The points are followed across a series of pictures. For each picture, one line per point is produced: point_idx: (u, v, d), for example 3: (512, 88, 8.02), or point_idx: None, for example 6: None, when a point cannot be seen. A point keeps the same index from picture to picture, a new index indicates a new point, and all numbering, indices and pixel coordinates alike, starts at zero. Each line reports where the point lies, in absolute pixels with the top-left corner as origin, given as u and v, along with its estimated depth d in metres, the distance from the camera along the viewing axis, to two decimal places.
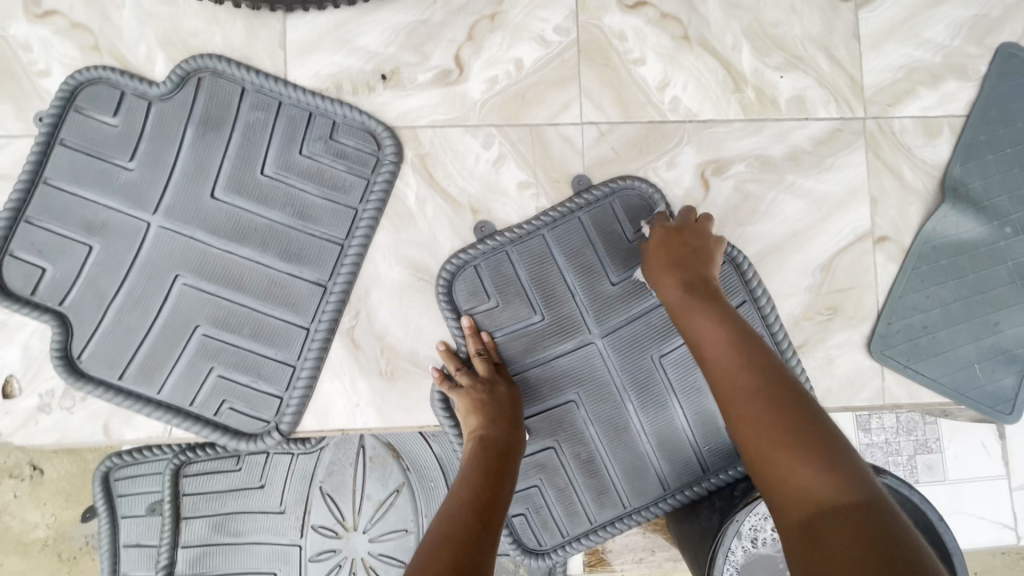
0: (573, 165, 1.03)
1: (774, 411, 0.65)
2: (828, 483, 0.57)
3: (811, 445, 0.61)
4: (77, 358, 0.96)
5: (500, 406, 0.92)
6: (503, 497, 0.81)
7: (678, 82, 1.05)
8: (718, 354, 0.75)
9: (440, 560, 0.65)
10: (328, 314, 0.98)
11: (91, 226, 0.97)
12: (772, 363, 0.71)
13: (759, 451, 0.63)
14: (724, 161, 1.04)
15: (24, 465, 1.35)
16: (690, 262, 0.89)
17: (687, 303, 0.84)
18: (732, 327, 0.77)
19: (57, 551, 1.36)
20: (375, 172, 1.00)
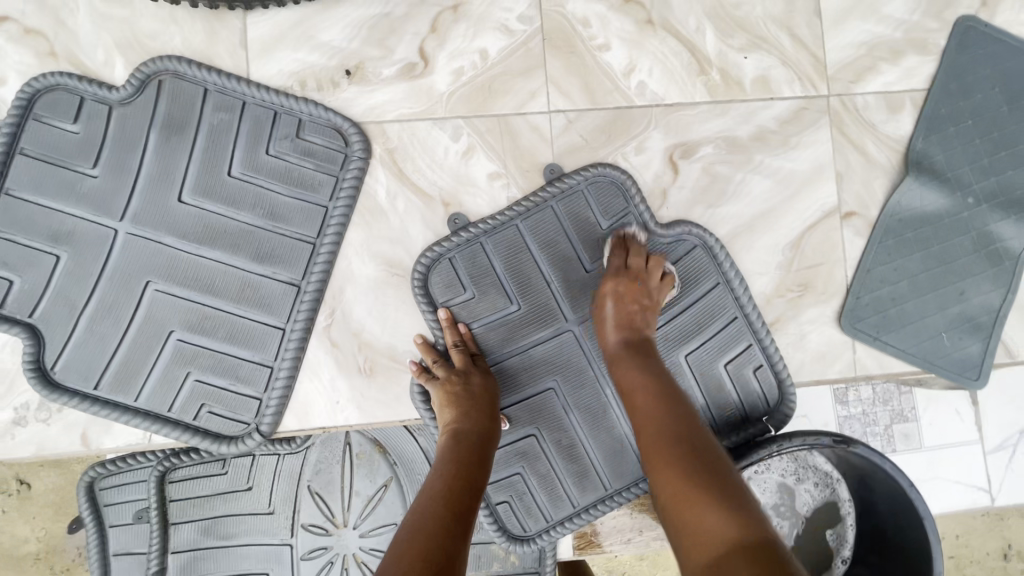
0: (543, 154, 1.03)
1: (687, 465, 0.73)
2: (724, 520, 0.66)
3: (711, 491, 0.69)
4: (50, 369, 0.95)
5: (474, 397, 0.93)
6: (476, 487, 0.83)
7: (643, 67, 1.05)
8: (644, 411, 0.83)
9: (411, 556, 0.69)
10: (303, 313, 0.98)
11: (57, 235, 0.96)
12: (688, 420, 0.80)
13: (672, 499, 0.71)
14: (692, 143, 1.05)
15: (11, 480, 1.35)
16: (633, 312, 0.94)
17: (623, 359, 0.91)
18: (659, 382, 0.86)
19: (50, 564, 1.36)
20: (343, 169, 1.00)
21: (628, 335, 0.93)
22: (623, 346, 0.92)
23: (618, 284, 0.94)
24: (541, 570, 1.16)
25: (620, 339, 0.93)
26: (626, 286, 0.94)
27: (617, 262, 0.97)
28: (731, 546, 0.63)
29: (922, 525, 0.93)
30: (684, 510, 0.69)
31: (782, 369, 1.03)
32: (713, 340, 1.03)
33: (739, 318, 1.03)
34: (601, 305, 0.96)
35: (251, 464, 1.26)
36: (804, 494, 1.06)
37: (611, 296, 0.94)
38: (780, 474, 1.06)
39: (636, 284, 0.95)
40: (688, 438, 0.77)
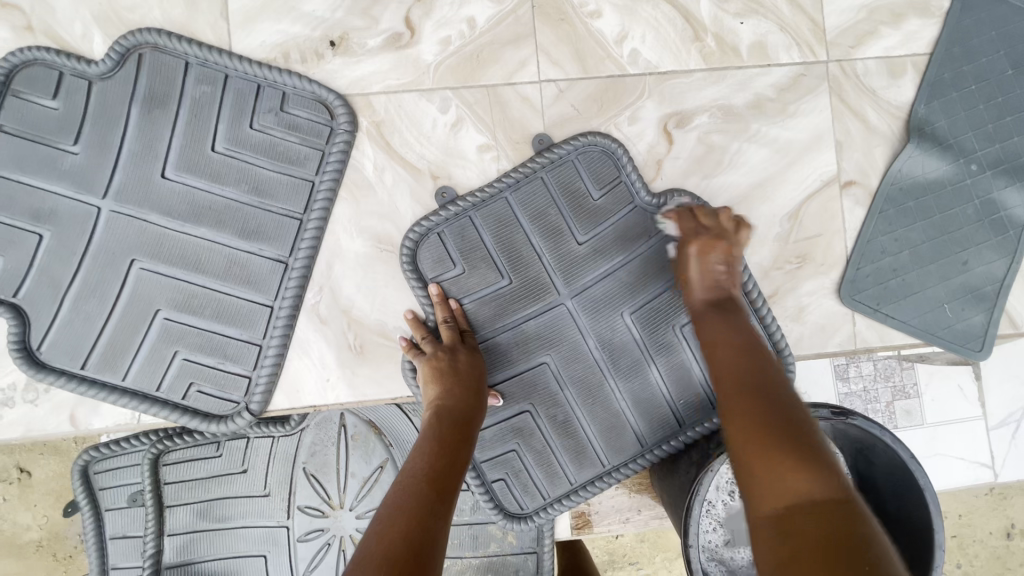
0: (533, 125, 1.01)
1: (765, 414, 0.72)
2: (809, 476, 0.64)
3: (792, 444, 0.68)
4: (36, 349, 0.94)
5: (461, 374, 0.91)
6: (460, 464, 0.82)
7: (636, 34, 1.02)
8: (723, 360, 0.82)
9: (394, 534, 0.69)
10: (291, 290, 0.96)
11: (39, 213, 0.94)
12: (772, 376, 0.78)
13: (746, 446, 0.70)
14: (687, 113, 1.02)
15: (11, 468, 1.35)
16: (718, 271, 0.92)
17: (707, 314, 0.89)
18: (747, 340, 0.83)
19: (52, 551, 1.37)
20: (329, 142, 0.98)
21: (710, 291, 0.91)
22: (705, 302, 0.90)
23: (696, 243, 0.93)
24: (539, 550, 1.17)
25: (707, 297, 0.91)
26: (706, 244, 0.92)
27: (686, 224, 0.95)
28: (806, 500, 0.62)
29: (922, 498, 0.92)
30: (756, 456, 0.68)
31: (780, 340, 1.01)
32: None
33: None
34: (682, 263, 0.94)
35: (245, 447, 1.26)
36: None
37: (684, 256, 0.94)
38: None
39: (713, 244, 0.92)
40: (770, 390, 0.75)
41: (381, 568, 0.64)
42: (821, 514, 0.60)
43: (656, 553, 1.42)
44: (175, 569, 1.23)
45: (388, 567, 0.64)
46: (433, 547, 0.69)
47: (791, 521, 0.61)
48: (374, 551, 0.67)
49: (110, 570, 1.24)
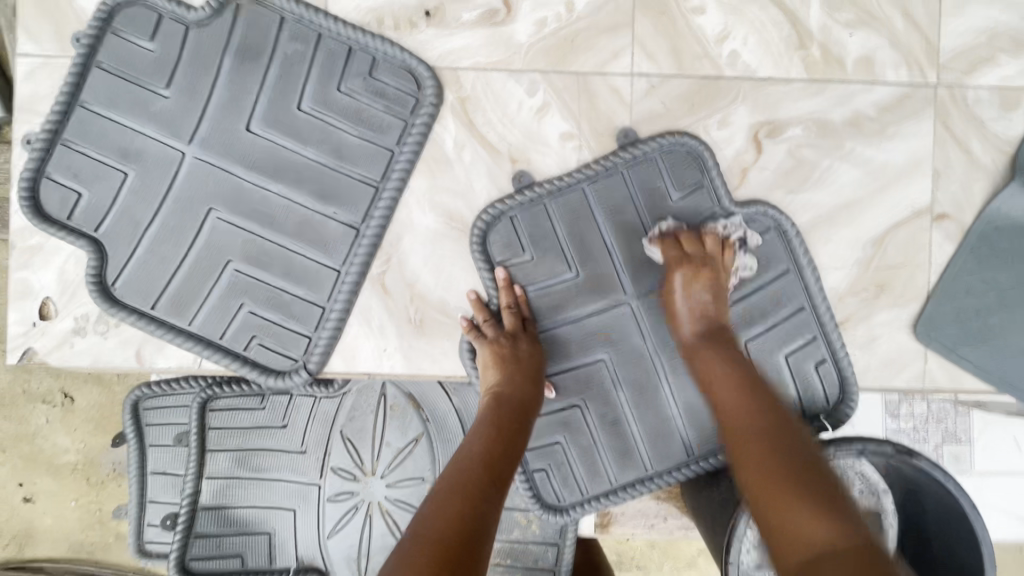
0: (620, 118, 0.98)
1: (782, 459, 0.73)
2: (828, 526, 0.64)
3: (810, 492, 0.68)
4: (111, 285, 0.96)
5: (521, 362, 0.91)
6: (515, 452, 0.83)
7: (738, 36, 0.98)
8: (729, 396, 0.82)
9: (447, 515, 0.72)
10: (360, 257, 0.96)
11: (126, 152, 0.96)
12: (782, 417, 0.79)
13: (762, 489, 0.70)
14: (780, 123, 0.98)
15: (55, 392, 1.43)
16: (707, 301, 0.92)
17: (701, 345, 0.89)
18: (745, 374, 0.84)
19: (86, 475, 1.45)
20: (413, 114, 0.97)
21: (704, 325, 0.91)
22: (699, 336, 0.90)
23: (683, 271, 0.92)
24: (561, 543, 1.19)
25: (696, 328, 0.91)
26: (692, 273, 0.92)
27: (671, 254, 0.94)
28: (826, 546, 0.62)
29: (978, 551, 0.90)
30: (772, 499, 0.69)
31: (845, 367, 0.99)
32: (778, 328, 0.99)
33: (806, 308, 0.99)
34: (671, 294, 0.93)
35: (287, 403, 1.29)
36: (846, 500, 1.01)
37: (675, 287, 0.93)
38: None
39: (698, 274, 0.92)
40: (784, 433, 0.76)
41: (436, 549, 0.67)
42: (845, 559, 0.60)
43: (665, 560, 1.43)
44: (209, 511, 1.27)
45: (441, 548, 0.68)
46: (484, 531, 0.72)
47: (814, 566, 0.61)
48: (429, 529, 0.70)
49: (149, 502, 1.31)
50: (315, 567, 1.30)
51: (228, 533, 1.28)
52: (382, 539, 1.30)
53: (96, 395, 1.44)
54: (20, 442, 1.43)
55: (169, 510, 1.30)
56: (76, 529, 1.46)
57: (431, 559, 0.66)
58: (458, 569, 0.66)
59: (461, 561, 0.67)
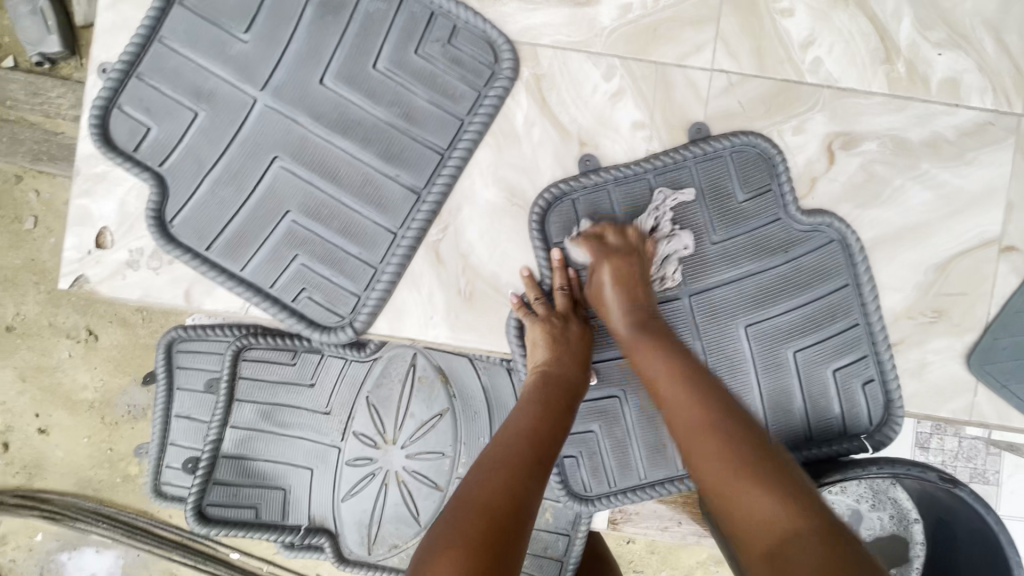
0: (694, 112, 0.97)
1: (734, 453, 0.69)
2: (783, 509, 0.63)
3: (759, 475, 0.67)
4: (169, 222, 0.97)
5: (569, 343, 0.92)
6: (560, 430, 0.83)
7: (824, 43, 0.97)
8: (677, 394, 0.78)
9: (495, 486, 0.70)
10: (418, 221, 0.96)
11: (198, 92, 0.96)
12: (730, 403, 0.75)
13: (715, 482, 0.68)
14: (856, 135, 0.97)
15: (80, 328, 1.45)
16: (631, 292, 0.91)
17: (638, 339, 0.87)
18: (687, 361, 0.82)
19: (102, 414, 1.46)
20: (487, 85, 0.96)
21: (633, 318, 0.90)
22: (633, 329, 0.89)
23: (609, 266, 0.91)
24: (572, 534, 1.19)
25: (630, 320, 0.89)
26: (618, 267, 0.91)
27: (596, 252, 0.93)
28: (785, 530, 0.61)
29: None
30: (732, 505, 0.66)
31: (892, 390, 0.98)
32: (829, 342, 0.97)
33: (860, 325, 0.97)
34: (597, 290, 0.92)
35: (318, 363, 1.29)
36: (874, 521, 1.00)
37: (602, 286, 0.91)
38: (852, 499, 1.00)
39: (625, 269, 0.91)
40: (734, 424, 0.72)
41: (482, 516, 0.66)
42: (811, 545, 0.58)
43: (662, 567, 1.43)
44: (230, 460, 1.28)
45: (487, 517, 0.66)
46: (529, 511, 0.70)
47: (780, 554, 0.59)
48: (476, 499, 0.69)
49: (170, 444, 1.32)
50: (325, 528, 1.31)
51: (246, 483, 1.28)
52: (395, 509, 1.30)
53: (119, 336, 1.45)
54: (41, 373, 1.45)
55: (190, 454, 1.31)
56: (86, 465, 1.47)
57: (479, 532, 0.64)
58: (503, 541, 0.64)
59: (506, 534, 0.65)
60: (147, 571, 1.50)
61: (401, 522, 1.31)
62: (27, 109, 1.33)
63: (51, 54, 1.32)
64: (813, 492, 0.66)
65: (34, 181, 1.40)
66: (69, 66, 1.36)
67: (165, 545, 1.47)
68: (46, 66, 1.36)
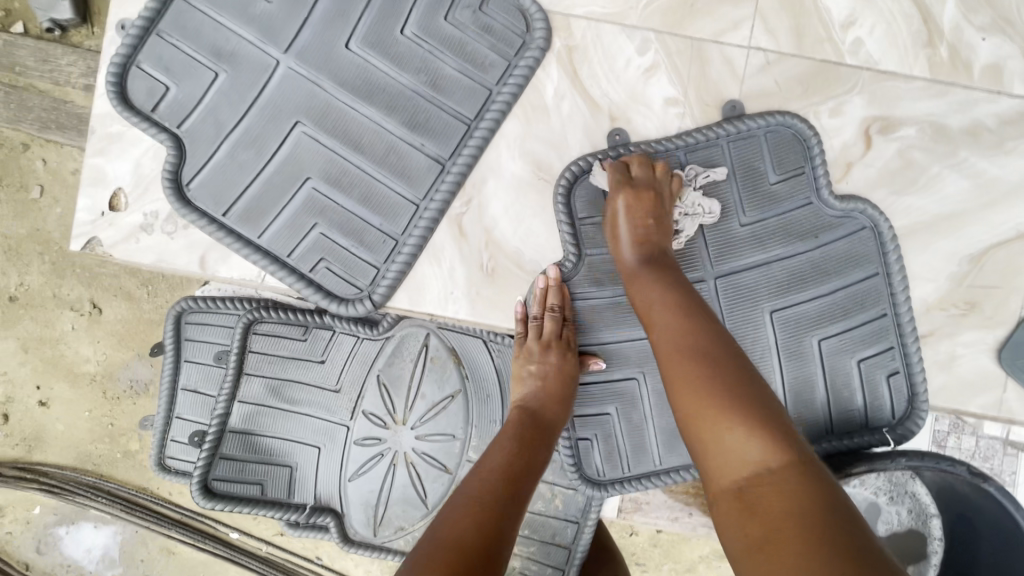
0: (729, 90, 0.94)
1: (719, 385, 0.66)
2: (757, 448, 0.60)
3: (736, 410, 0.63)
4: (185, 185, 0.94)
5: (548, 377, 0.90)
6: (537, 465, 0.81)
7: (865, 23, 0.94)
8: (665, 330, 0.75)
9: (465, 525, 0.67)
10: (441, 193, 0.93)
11: (220, 51, 0.93)
12: (720, 334, 0.72)
13: (691, 417, 0.66)
14: (895, 120, 0.94)
15: (84, 301, 1.41)
16: (646, 225, 0.87)
17: (639, 270, 0.85)
18: (679, 294, 0.79)
19: (103, 388, 1.43)
20: (518, 55, 0.93)
21: (644, 251, 0.86)
22: (639, 261, 0.86)
23: (627, 196, 0.88)
24: (581, 522, 1.16)
25: (639, 251, 0.86)
26: (637, 198, 0.87)
27: (616, 179, 0.90)
28: (757, 471, 0.58)
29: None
30: (708, 435, 0.64)
31: (919, 383, 0.96)
32: (856, 332, 0.95)
33: (888, 316, 0.95)
34: (612, 221, 0.90)
35: (329, 339, 1.26)
36: (892, 515, 0.99)
37: (616, 217, 0.89)
38: (871, 493, 0.98)
39: (645, 201, 0.87)
40: (722, 355, 0.69)
41: (453, 554, 0.62)
42: (785, 484, 0.56)
43: (665, 561, 1.41)
44: (237, 436, 1.26)
45: (457, 553, 0.62)
46: (504, 544, 0.66)
47: (749, 495, 0.57)
48: (446, 536, 0.65)
49: (176, 417, 1.29)
50: (330, 508, 1.29)
51: (252, 459, 1.26)
52: (402, 491, 1.27)
53: (122, 310, 1.41)
54: (43, 344, 1.42)
55: (196, 428, 1.29)
56: (85, 439, 1.45)
57: (448, 565, 0.61)
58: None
59: (479, 571, 0.62)
60: (145, 548, 1.48)
61: (408, 505, 1.28)
62: (36, 75, 1.32)
63: (61, 19, 1.28)
64: (794, 430, 0.63)
65: (41, 150, 1.37)
66: (80, 33, 1.33)
67: (164, 523, 1.45)
68: (56, 33, 1.32)
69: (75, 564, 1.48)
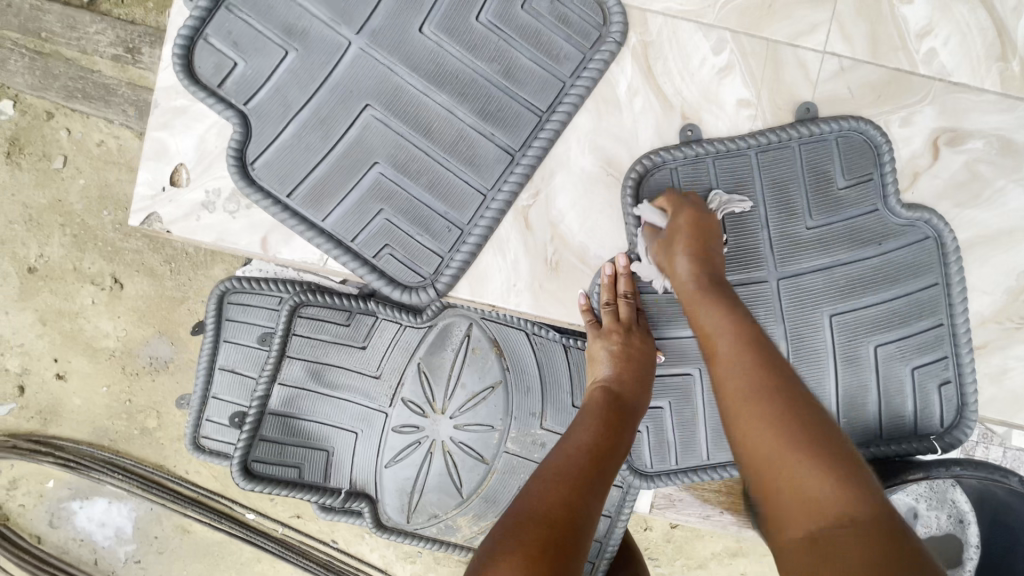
0: (802, 94, 0.94)
1: (790, 425, 0.62)
2: (832, 497, 0.56)
3: (807, 456, 0.59)
4: (250, 164, 0.93)
5: (631, 358, 0.89)
6: (622, 445, 0.80)
7: (940, 33, 0.94)
8: (729, 360, 0.71)
9: (553, 498, 0.68)
10: (510, 184, 0.93)
11: (290, 29, 0.91)
12: (788, 373, 0.68)
13: (761, 458, 0.62)
14: (963, 132, 0.95)
15: (105, 276, 1.38)
16: (703, 248, 0.85)
17: (703, 295, 0.80)
18: (743, 320, 0.75)
19: (122, 364, 1.41)
20: (593, 49, 0.93)
21: (703, 273, 0.82)
22: (698, 281, 0.81)
23: (689, 215, 0.86)
24: (615, 517, 1.13)
25: (698, 276, 0.82)
26: (695, 220, 0.86)
27: (676, 203, 0.88)
28: (830, 520, 0.54)
29: None
30: (780, 476, 0.60)
31: (970, 393, 0.96)
32: (913, 339, 0.94)
33: (944, 325, 0.95)
34: (671, 247, 0.86)
35: (372, 325, 1.24)
36: (931, 519, 1.00)
37: (676, 239, 0.86)
38: (910, 498, 1.01)
39: (698, 226, 0.86)
40: (792, 393, 0.66)
41: (541, 524, 0.64)
42: (866, 536, 0.52)
43: (677, 557, 1.40)
44: (276, 418, 1.25)
45: (547, 528, 0.64)
46: (588, 522, 0.67)
47: (826, 542, 0.53)
48: (536, 510, 0.66)
49: (212, 397, 1.28)
50: (366, 493, 1.27)
51: (291, 441, 1.25)
52: (438, 478, 1.24)
53: (147, 287, 1.39)
54: (62, 318, 1.40)
55: (234, 409, 1.28)
56: (104, 414, 1.43)
57: (538, 536, 0.62)
58: (565, 555, 0.62)
59: (566, 544, 0.63)
60: (160, 526, 1.47)
61: (443, 493, 1.24)
62: (65, 43, 1.27)
63: None
64: (873, 484, 0.58)
65: (66, 120, 1.34)
66: (110, 2, 1.28)
67: (180, 501, 1.43)
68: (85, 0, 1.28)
69: (89, 540, 1.47)
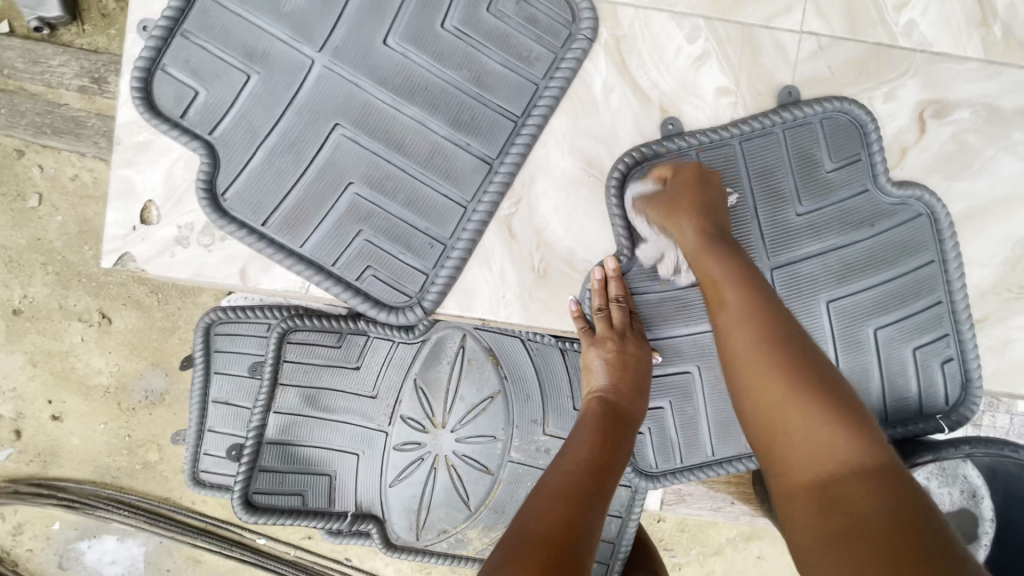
0: (782, 77, 0.92)
1: (808, 391, 0.61)
2: (838, 445, 0.57)
3: (812, 407, 0.60)
4: (221, 195, 0.90)
5: (626, 365, 0.87)
6: (620, 458, 0.79)
7: (918, 3, 0.91)
8: (735, 311, 0.70)
9: (553, 517, 0.66)
10: (490, 193, 0.90)
11: (250, 52, 0.88)
12: (793, 328, 0.68)
13: (766, 409, 0.63)
14: (948, 103, 0.92)
15: (92, 312, 1.35)
16: (706, 207, 0.81)
17: (710, 249, 0.77)
18: (749, 273, 0.73)
19: (117, 400, 1.39)
20: (565, 47, 0.90)
21: (707, 228, 0.79)
22: (703, 236, 0.78)
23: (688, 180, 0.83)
24: (625, 518, 1.11)
25: (703, 230, 0.79)
26: (693, 183, 0.83)
27: (675, 170, 0.85)
28: (837, 469, 0.56)
29: None
30: (783, 425, 0.61)
31: (973, 368, 0.94)
32: (912, 319, 0.92)
33: (943, 302, 0.93)
34: (671, 200, 0.82)
35: (364, 344, 1.21)
36: (945, 496, 0.95)
37: (677, 195, 0.82)
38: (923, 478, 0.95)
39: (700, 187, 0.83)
40: (806, 359, 0.64)
41: (542, 545, 0.62)
42: (868, 482, 0.54)
43: (692, 547, 1.39)
44: (274, 447, 1.22)
45: (549, 549, 0.61)
46: (591, 539, 0.65)
47: (829, 487, 0.55)
48: (535, 531, 0.64)
49: (208, 430, 1.26)
50: (372, 514, 1.25)
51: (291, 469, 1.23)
52: (444, 493, 1.22)
53: (135, 321, 1.36)
54: (53, 357, 1.37)
55: (232, 442, 1.26)
56: (102, 452, 1.40)
57: (538, 558, 0.60)
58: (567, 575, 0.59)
59: (567, 563, 0.60)
60: (170, 559, 1.45)
61: (450, 507, 1.22)
62: (27, 78, 1.23)
63: (50, 18, 1.19)
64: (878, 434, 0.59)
65: (37, 156, 1.30)
66: (70, 32, 1.24)
67: (188, 533, 1.41)
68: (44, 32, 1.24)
69: None
